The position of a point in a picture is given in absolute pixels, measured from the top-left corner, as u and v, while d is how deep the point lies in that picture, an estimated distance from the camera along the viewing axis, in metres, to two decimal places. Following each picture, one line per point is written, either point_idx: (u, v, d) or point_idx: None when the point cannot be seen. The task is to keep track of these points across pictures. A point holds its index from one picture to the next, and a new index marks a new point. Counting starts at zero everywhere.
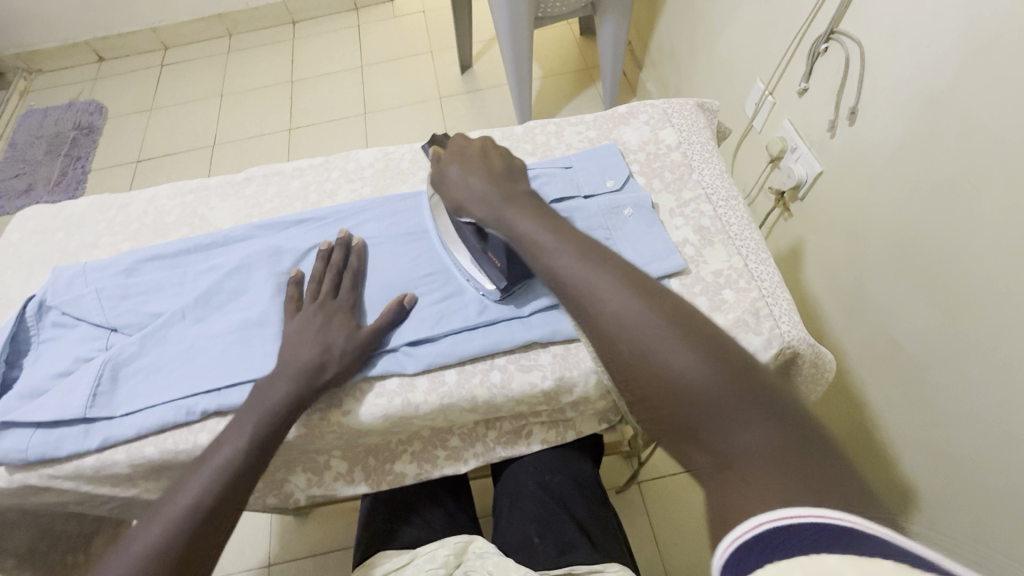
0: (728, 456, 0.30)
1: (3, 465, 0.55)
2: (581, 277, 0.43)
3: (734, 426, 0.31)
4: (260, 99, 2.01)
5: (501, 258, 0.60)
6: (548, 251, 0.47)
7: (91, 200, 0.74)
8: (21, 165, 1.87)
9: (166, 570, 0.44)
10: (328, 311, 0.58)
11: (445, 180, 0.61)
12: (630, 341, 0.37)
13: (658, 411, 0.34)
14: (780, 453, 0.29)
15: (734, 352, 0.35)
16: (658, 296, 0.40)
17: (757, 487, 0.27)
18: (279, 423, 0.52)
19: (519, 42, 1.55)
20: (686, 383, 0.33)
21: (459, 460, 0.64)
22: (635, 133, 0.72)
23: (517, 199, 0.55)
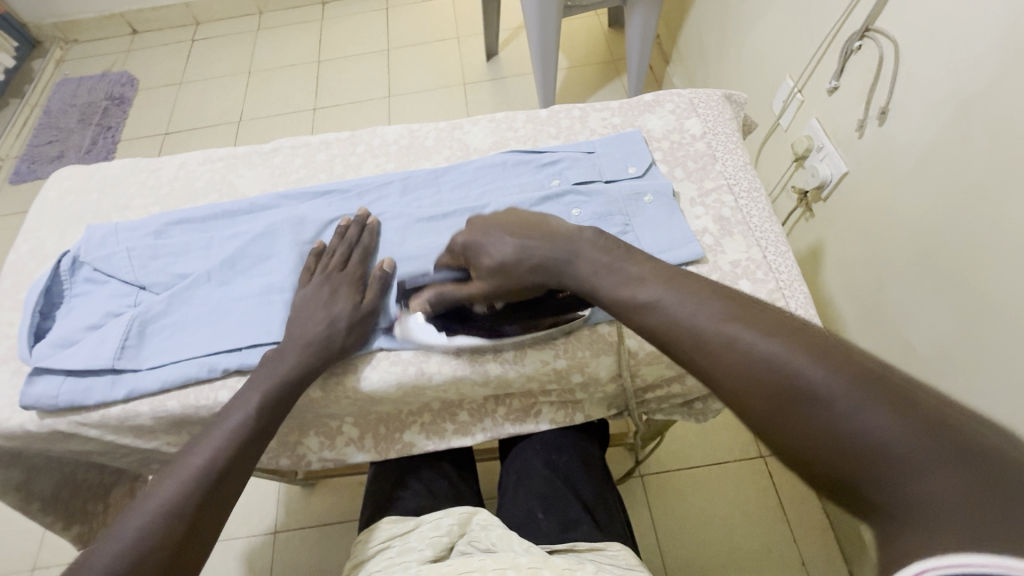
0: (897, 510, 0.29)
1: (33, 410, 0.58)
2: (697, 322, 0.41)
3: (899, 479, 0.29)
4: (287, 77, 2.03)
5: (548, 298, 0.57)
6: (648, 297, 0.45)
7: (125, 162, 0.77)
8: (55, 132, 1.92)
9: (177, 527, 0.47)
10: (337, 281, 0.60)
11: (473, 256, 0.57)
12: (767, 398, 0.36)
13: (806, 467, 0.34)
14: (974, 498, 0.27)
15: (896, 393, 0.32)
16: (789, 336, 0.37)
17: (935, 538, 0.27)
18: (285, 393, 0.54)
19: (547, 30, 1.54)
20: (840, 437, 0.32)
21: (467, 434, 0.65)
22: (660, 121, 0.72)
23: (580, 246, 0.52)
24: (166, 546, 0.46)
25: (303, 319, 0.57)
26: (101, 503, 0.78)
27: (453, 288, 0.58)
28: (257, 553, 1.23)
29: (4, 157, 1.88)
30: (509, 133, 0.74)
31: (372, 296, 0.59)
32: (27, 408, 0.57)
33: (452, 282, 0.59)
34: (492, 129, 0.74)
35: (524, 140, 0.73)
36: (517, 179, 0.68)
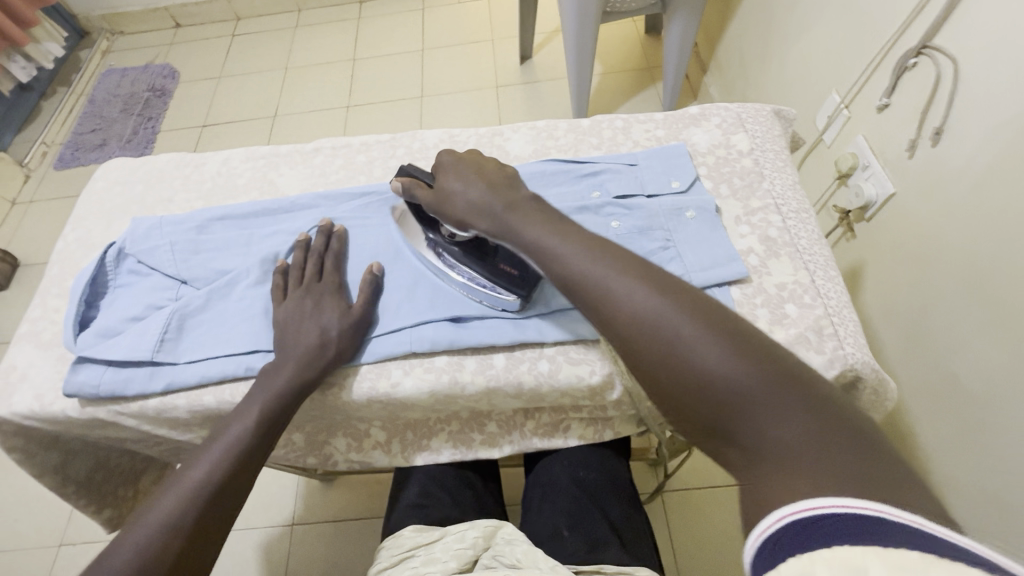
0: (762, 451, 0.33)
1: (74, 398, 0.59)
2: (608, 279, 0.44)
3: (760, 420, 0.34)
4: (323, 75, 2.06)
5: (492, 257, 0.57)
6: (564, 253, 0.48)
7: (171, 156, 0.78)
8: (98, 120, 1.98)
9: (180, 539, 0.46)
10: (322, 289, 0.60)
11: (444, 172, 0.58)
12: (659, 346, 0.39)
13: (677, 405, 0.38)
14: (818, 438, 0.32)
15: (760, 346, 0.37)
16: (675, 294, 0.42)
17: (789, 474, 0.31)
18: (282, 406, 0.54)
19: (584, 36, 1.53)
20: (714, 381, 0.36)
21: (495, 445, 0.65)
22: (706, 135, 0.70)
23: (519, 202, 0.53)
24: (171, 559, 0.45)
25: (295, 327, 0.57)
26: (132, 489, 0.80)
27: (422, 194, 0.59)
28: (274, 544, 1.24)
29: (50, 143, 1.94)
30: (550, 141, 0.73)
31: (360, 302, 0.59)
32: (70, 396, 0.58)
33: (424, 185, 0.59)
34: (532, 137, 0.73)
35: (565, 149, 0.72)
36: (555, 189, 0.67)
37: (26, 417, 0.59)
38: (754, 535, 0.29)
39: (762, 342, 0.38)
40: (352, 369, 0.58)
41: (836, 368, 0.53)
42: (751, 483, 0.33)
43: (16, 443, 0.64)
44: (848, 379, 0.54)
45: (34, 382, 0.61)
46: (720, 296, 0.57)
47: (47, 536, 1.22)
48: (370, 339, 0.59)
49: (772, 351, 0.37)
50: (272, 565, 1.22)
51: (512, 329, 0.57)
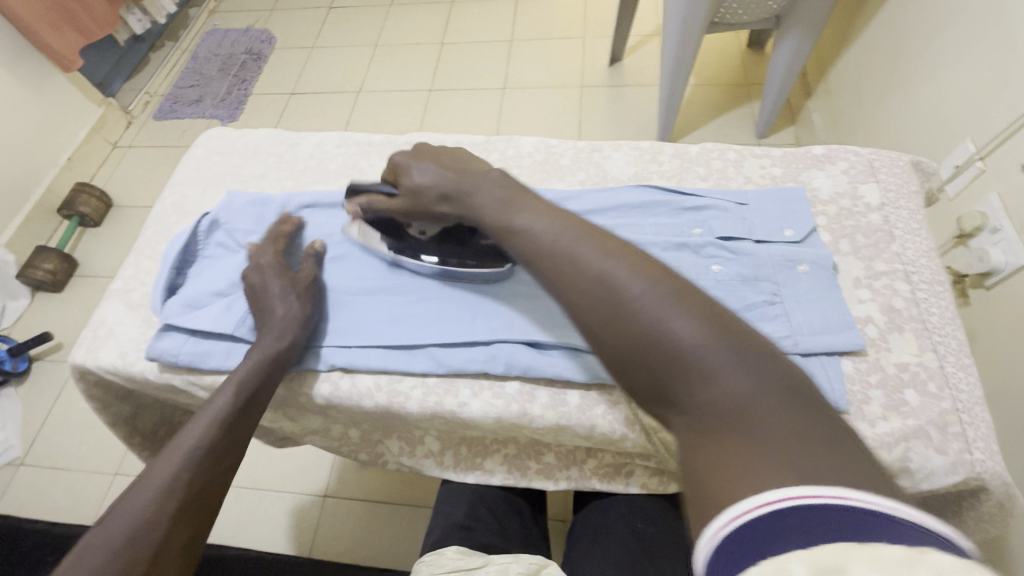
0: (705, 409, 0.36)
1: (155, 362, 0.60)
2: (562, 249, 0.45)
3: (703, 382, 0.36)
4: (409, 55, 2.07)
5: (471, 240, 0.59)
6: (526, 227, 0.48)
7: (267, 131, 0.79)
8: (198, 77, 2.08)
9: (175, 504, 0.46)
10: (269, 256, 0.60)
11: (401, 172, 0.58)
12: (608, 317, 0.41)
13: (632, 371, 0.40)
14: (753, 398, 0.35)
15: (702, 304, 0.39)
16: (633, 259, 0.43)
17: (733, 442, 0.33)
18: (264, 376, 0.53)
19: (685, 46, 1.44)
20: (668, 346, 0.38)
21: (550, 478, 0.62)
22: (830, 181, 0.63)
23: (485, 181, 0.53)
24: (168, 523, 0.45)
25: (264, 299, 0.57)
26: None
27: (381, 200, 0.59)
28: (305, 511, 1.28)
29: (153, 94, 2.06)
30: (653, 165, 0.68)
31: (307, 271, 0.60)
32: (150, 359, 0.59)
33: (383, 193, 0.60)
34: (633, 158, 0.69)
35: (668, 176, 0.67)
36: (653, 220, 0.62)
37: (109, 371, 0.62)
38: (707, 534, 0.30)
39: (703, 300, 0.40)
40: (418, 379, 0.56)
41: (959, 475, 0.46)
42: (695, 448, 0.35)
43: (96, 394, 0.66)
44: (968, 486, 0.47)
45: (120, 339, 0.63)
46: (828, 368, 0.51)
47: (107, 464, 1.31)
48: (438, 350, 0.56)
49: (717, 310, 0.39)
50: (301, 529, 1.26)
51: (596, 362, 0.54)
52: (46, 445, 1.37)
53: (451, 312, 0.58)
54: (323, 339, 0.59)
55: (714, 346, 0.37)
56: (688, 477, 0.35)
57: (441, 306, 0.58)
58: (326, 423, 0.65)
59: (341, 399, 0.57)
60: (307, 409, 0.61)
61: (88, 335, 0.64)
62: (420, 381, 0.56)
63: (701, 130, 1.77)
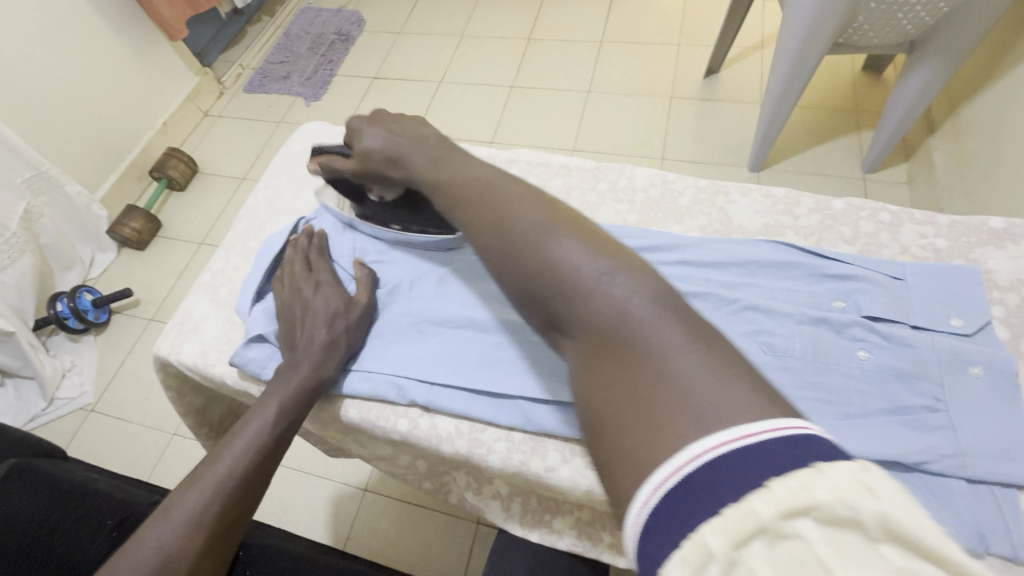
0: (594, 333, 0.34)
1: (238, 370, 0.58)
2: (473, 189, 0.45)
3: (588, 304, 0.35)
4: (495, 49, 2.02)
5: (426, 206, 0.59)
6: (451, 174, 0.48)
7: None
8: (288, 54, 2.12)
9: (203, 536, 0.42)
10: (316, 280, 0.57)
11: (354, 138, 0.57)
12: (503, 247, 0.40)
13: (531, 307, 0.39)
14: (631, 316, 0.33)
15: (588, 228, 0.39)
16: (529, 194, 0.43)
17: (622, 369, 0.32)
18: (304, 399, 0.51)
19: (800, 69, 1.30)
20: (556, 270, 0.37)
21: (624, 554, 0.56)
22: (1012, 264, 0.53)
23: (426, 140, 0.53)
24: (198, 555, 0.42)
25: (303, 320, 0.54)
26: None
27: (337, 161, 0.60)
28: (345, 501, 1.27)
29: (246, 67, 2.12)
30: (787, 219, 0.60)
31: (362, 294, 0.57)
32: (233, 365, 0.57)
33: (340, 156, 0.60)
34: (764, 207, 0.61)
35: (805, 233, 0.59)
36: (784, 283, 0.54)
37: (189, 368, 0.60)
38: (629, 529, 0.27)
39: (587, 226, 0.40)
40: (503, 432, 0.51)
41: None
42: (584, 383, 0.34)
43: (174, 384, 0.66)
44: None
45: (202, 338, 0.61)
46: (1002, 502, 0.42)
47: (167, 425, 1.36)
48: (529, 405, 0.51)
49: (603, 235, 0.39)
50: (338, 519, 1.26)
51: None
52: (115, 396, 1.43)
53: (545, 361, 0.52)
54: (356, 364, 0.56)
55: (595, 266, 0.36)
56: (589, 420, 0.33)
57: (533, 352, 0.53)
58: (394, 453, 0.61)
59: (417, 439, 0.53)
60: (379, 439, 0.57)
61: (174, 327, 0.63)
62: (505, 434, 0.51)
63: (801, 157, 1.63)
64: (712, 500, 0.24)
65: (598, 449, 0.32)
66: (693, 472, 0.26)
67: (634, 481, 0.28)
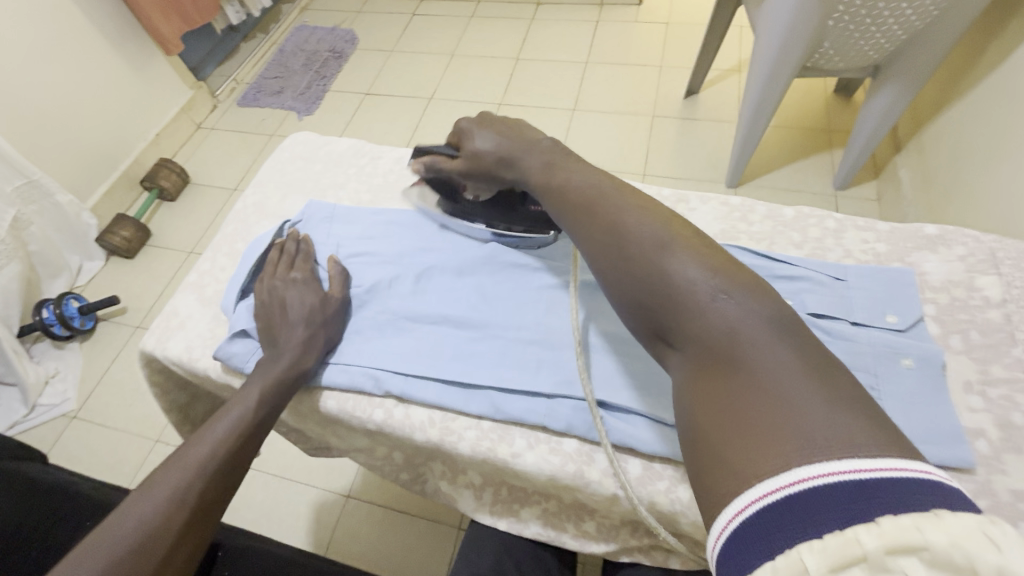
0: (703, 347, 0.37)
1: (222, 364, 0.60)
2: (591, 203, 0.48)
3: (700, 320, 0.38)
4: (484, 67, 2.09)
5: (520, 206, 0.63)
6: (568, 185, 0.51)
7: (351, 142, 0.80)
8: (282, 70, 2.17)
9: (185, 514, 0.45)
10: (296, 279, 0.60)
11: (464, 138, 0.61)
12: (618, 258, 0.44)
13: (640, 314, 0.42)
14: (749, 335, 0.36)
15: (706, 247, 0.42)
16: (648, 210, 0.46)
17: (728, 384, 0.35)
18: (284, 390, 0.54)
19: (771, 90, 1.36)
20: (671, 284, 0.40)
21: (588, 541, 0.59)
22: (943, 267, 0.58)
23: (542, 147, 0.56)
24: (177, 531, 0.44)
25: (282, 320, 0.57)
26: None
27: (442, 161, 0.63)
28: (327, 507, 1.28)
29: (240, 82, 2.16)
30: (742, 225, 0.64)
31: (336, 289, 0.61)
32: (217, 359, 0.60)
33: (445, 155, 0.64)
34: (721, 214, 0.66)
35: (758, 238, 0.63)
36: None
37: (174, 362, 0.63)
38: (715, 535, 0.32)
39: (706, 246, 0.42)
40: (473, 421, 0.54)
41: None
42: (689, 391, 0.37)
43: (159, 379, 0.68)
44: None
45: (188, 333, 0.64)
46: None
47: (150, 431, 1.36)
48: (498, 394, 0.54)
49: (722, 254, 0.42)
50: (320, 525, 1.26)
51: (661, 435, 0.50)
52: (98, 402, 1.43)
53: (515, 355, 0.56)
54: (334, 357, 0.59)
55: (710, 283, 0.39)
56: (688, 424, 0.37)
57: (505, 346, 0.56)
58: (371, 445, 0.63)
59: (391, 428, 0.56)
60: (356, 430, 0.60)
61: (161, 324, 0.66)
62: (475, 423, 0.54)
63: (775, 174, 1.70)
64: (815, 524, 0.27)
65: (697, 454, 0.35)
66: (794, 493, 0.29)
67: (727, 490, 0.32)
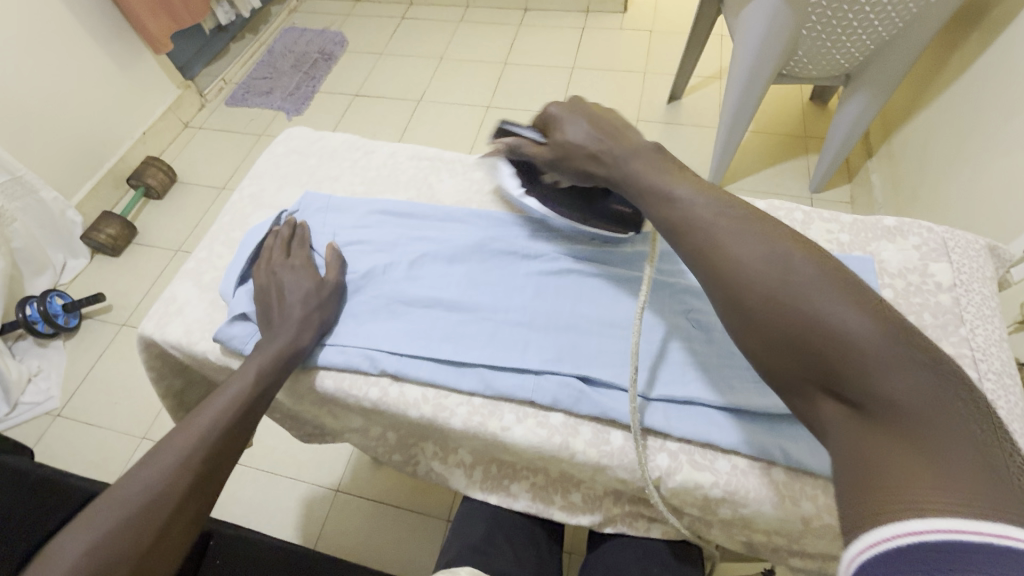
0: (872, 402, 0.34)
1: (221, 347, 0.63)
2: (719, 230, 0.44)
3: (871, 373, 0.34)
4: (472, 72, 2.13)
5: (600, 201, 0.65)
6: (685, 202, 0.48)
7: (345, 137, 0.83)
8: (271, 70, 2.18)
9: (189, 478, 0.47)
10: (290, 263, 0.63)
11: (554, 126, 0.61)
12: (762, 292, 0.40)
13: (784, 353, 0.39)
14: (935, 396, 0.32)
15: (868, 294, 0.38)
16: (792, 244, 0.41)
17: (903, 445, 0.32)
18: (279, 369, 0.56)
19: (749, 96, 1.42)
20: (836, 329, 0.36)
21: (574, 513, 0.62)
22: (900, 255, 0.62)
23: (641, 150, 0.55)
24: (182, 493, 0.46)
25: (278, 302, 0.60)
26: None
27: (529, 147, 0.63)
28: (316, 502, 1.29)
29: (228, 82, 2.17)
30: None
31: (328, 273, 0.63)
32: (216, 341, 0.62)
33: (531, 140, 0.64)
34: None
35: None
36: None
37: (173, 345, 0.65)
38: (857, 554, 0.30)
39: (867, 290, 0.38)
40: (465, 397, 0.57)
41: None
42: (849, 444, 0.35)
43: (156, 364, 0.70)
44: None
45: (187, 318, 0.66)
46: None
47: (137, 428, 1.36)
48: (488, 371, 0.57)
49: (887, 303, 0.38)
50: (310, 519, 1.27)
51: (648, 409, 0.53)
52: (83, 400, 1.43)
53: (504, 336, 0.59)
54: (328, 338, 0.61)
55: (884, 335, 0.35)
56: (847, 472, 0.34)
57: (495, 328, 0.59)
58: (366, 425, 0.66)
59: (388, 406, 0.58)
60: (352, 409, 0.62)
61: (159, 309, 0.68)
62: (467, 400, 0.57)
63: (753, 177, 1.76)
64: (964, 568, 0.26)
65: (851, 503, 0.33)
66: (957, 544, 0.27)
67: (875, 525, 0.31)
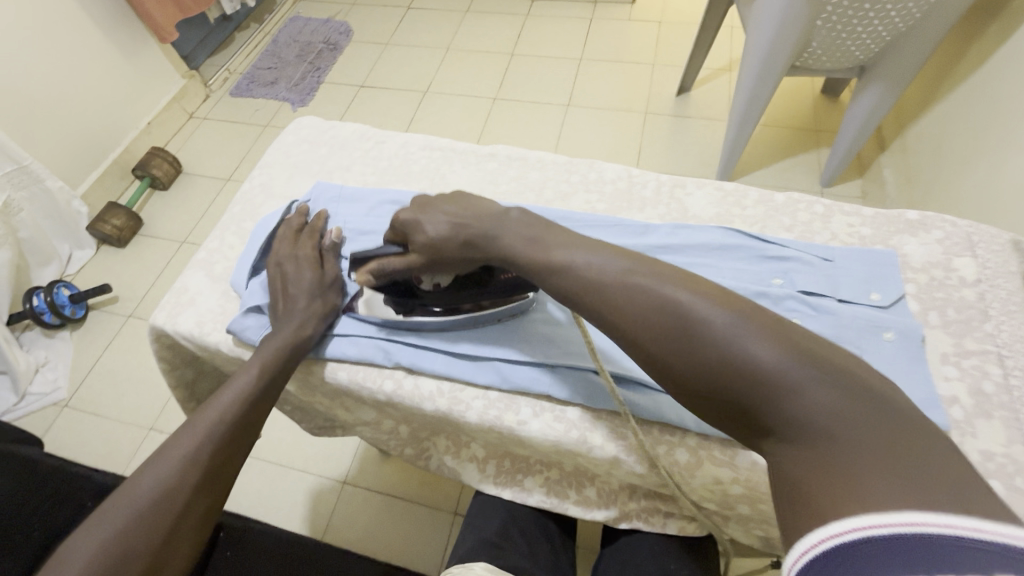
0: (795, 426, 0.34)
1: (234, 338, 0.62)
2: (616, 286, 0.42)
3: (785, 402, 0.34)
4: (479, 63, 2.11)
5: (490, 280, 0.57)
6: (568, 260, 0.46)
7: (356, 127, 0.82)
8: (276, 60, 2.17)
9: (199, 472, 0.47)
10: (297, 253, 0.62)
11: (410, 230, 0.55)
12: (670, 343, 0.39)
13: (706, 398, 0.37)
14: (844, 411, 0.33)
15: (770, 322, 0.37)
16: (690, 285, 0.41)
17: (832, 465, 0.31)
18: (284, 363, 0.55)
19: (761, 89, 1.40)
20: (745, 365, 0.35)
21: (589, 507, 0.61)
22: (922, 249, 0.61)
23: (509, 220, 0.52)
24: (193, 489, 0.46)
25: (285, 293, 0.59)
26: None
27: (392, 262, 0.57)
28: (323, 494, 1.29)
29: (233, 72, 2.16)
30: (737, 209, 0.68)
31: (332, 265, 0.62)
32: (229, 333, 0.61)
33: (393, 254, 0.57)
34: (717, 199, 0.69)
35: (751, 221, 0.67)
36: (730, 263, 0.61)
37: (184, 336, 0.64)
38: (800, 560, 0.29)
39: (768, 316, 0.38)
40: (480, 391, 0.57)
41: None
42: (783, 478, 0.34)
43: (166, 355, 0.69)
44: None
45: (199, 309, 0.65)
46: None
47: (145, 419, 1.36)
48: (504, 364, 0.56)
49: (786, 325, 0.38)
50: (317, 511, 1.27)
51: (667, 403, 0.52)
52: (90, 390, 1.43)
53: (518, 330, 0.58)
54: (339, 331, 0.60)
55: (788, 362, 0.35)
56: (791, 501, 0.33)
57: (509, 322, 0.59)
58: (378, 418, 0.66)
59: (402, 399, 0.58)
60: (365, 402, 0.62)
61: (170, 300, 0.67)
62: (483, 394, 0.56)
63: (763, 170, 1.74)
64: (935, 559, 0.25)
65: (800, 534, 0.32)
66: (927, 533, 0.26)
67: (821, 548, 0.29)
